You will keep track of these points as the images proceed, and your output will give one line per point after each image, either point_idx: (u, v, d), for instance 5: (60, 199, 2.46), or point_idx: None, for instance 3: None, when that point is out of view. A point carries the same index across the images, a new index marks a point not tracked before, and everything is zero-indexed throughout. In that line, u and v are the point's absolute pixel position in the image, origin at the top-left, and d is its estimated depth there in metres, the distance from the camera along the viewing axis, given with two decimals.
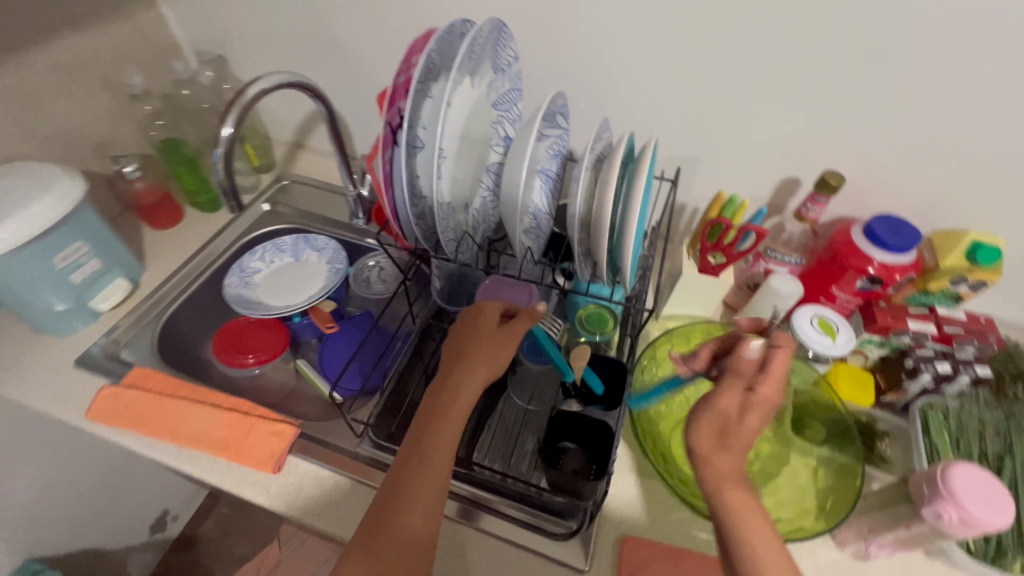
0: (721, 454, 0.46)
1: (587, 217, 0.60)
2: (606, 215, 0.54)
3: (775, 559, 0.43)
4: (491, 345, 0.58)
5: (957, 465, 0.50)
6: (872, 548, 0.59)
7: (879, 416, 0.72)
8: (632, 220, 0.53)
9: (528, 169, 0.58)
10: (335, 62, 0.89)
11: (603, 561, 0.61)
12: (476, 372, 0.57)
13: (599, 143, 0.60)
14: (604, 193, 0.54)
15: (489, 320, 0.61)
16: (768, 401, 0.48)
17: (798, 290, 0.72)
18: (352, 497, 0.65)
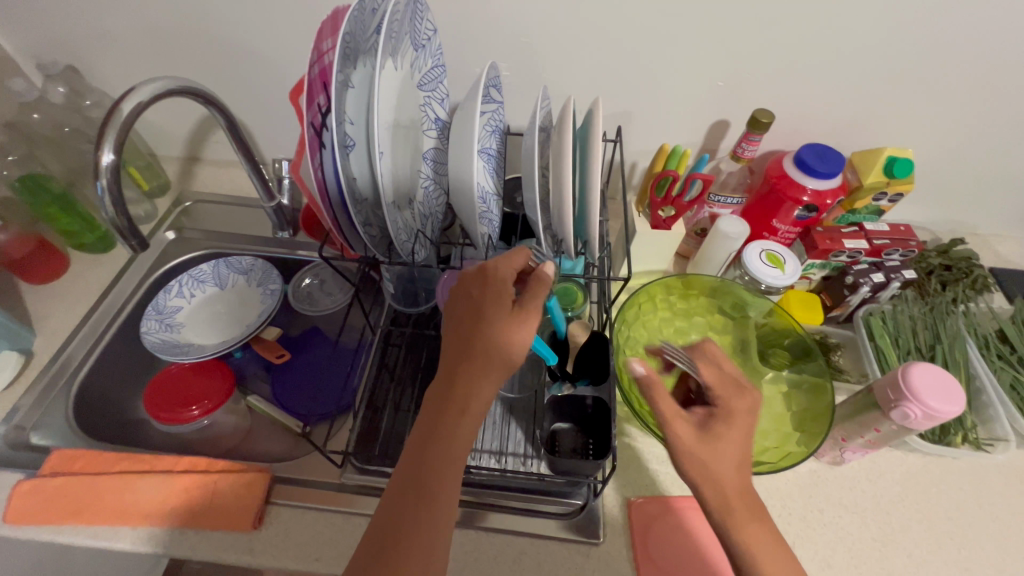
0: (720, 490, 0.45)
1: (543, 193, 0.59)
2: (567, 188, 0.52)
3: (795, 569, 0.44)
4: (502, 347, 0.48)
5: (915, 366, 0.55)
6: (847, 453, 0.65)
7: (830, 331, 0.78)
8: (595, 189, 0.54)
9: (475, 151, 0.54)
10: (221, 58, 0.77)
11: (616, 528, 0.62)
12: (487, 389, 0.48)
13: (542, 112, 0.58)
14: (562, 166, 0.53)
15: (496, 310, 0.49)
16: (737, 410, 0.49)
17: (745, 229, 0.73)
18: (349, 531, 0.61)
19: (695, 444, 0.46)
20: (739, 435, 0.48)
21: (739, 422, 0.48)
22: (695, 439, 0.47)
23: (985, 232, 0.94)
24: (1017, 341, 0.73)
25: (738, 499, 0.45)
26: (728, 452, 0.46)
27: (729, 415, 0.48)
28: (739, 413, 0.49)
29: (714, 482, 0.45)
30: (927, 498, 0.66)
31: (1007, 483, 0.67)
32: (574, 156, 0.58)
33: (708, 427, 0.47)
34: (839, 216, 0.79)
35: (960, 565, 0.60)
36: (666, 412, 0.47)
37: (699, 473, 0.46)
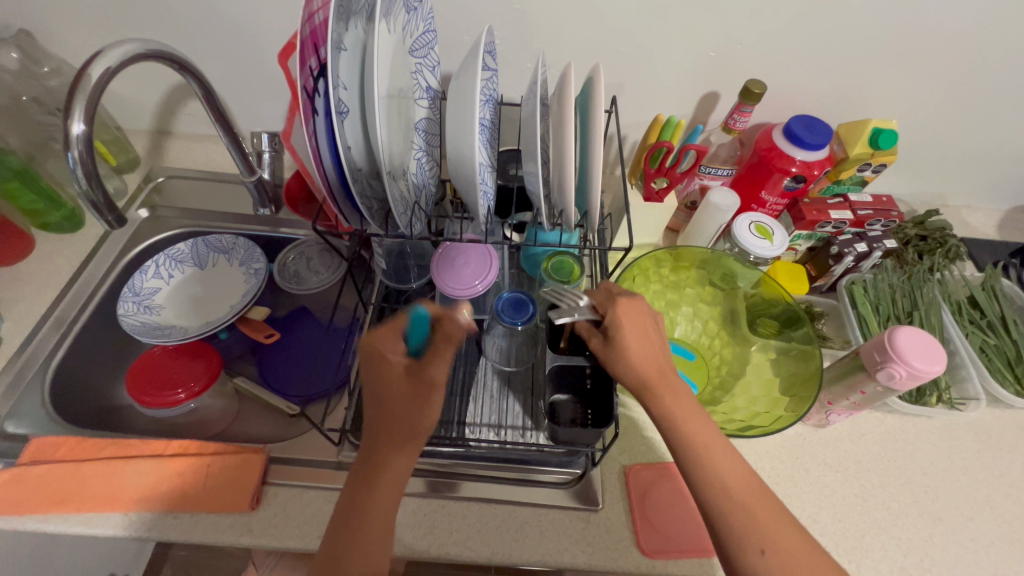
0: (676, 398, 0.52)
1: (544, 163, 0.58)
2: (571, 158, 0.52)
3: (717, 443, 0.51)
4: (406, 401, 0.48)
5: (901, 330, 0.57)
6: (832, 416, 0.68)
7: (815, 300, 0.80)
8: (599, 159, 0.54)
9: (473, 119, 0.53)
10: (191, 22, 0.72)
11: (614, 495, 0.63)
12: (399, 453, 0.48)
13: (542, 81, 0.57)
14: (564, 135, 0.52)
15: (385, 380, 0.49)
16: (631, 317, 0.55)
17: (735, 201, 0.74)
18: None
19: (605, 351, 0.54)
20: (636, 332, 0.54)
21: (631, 319, 0.55)
22: (604, 349, 0.54)
23: (956, 204, 0.98)
24: (987, 306, 0.77)
25: (653, 382, 0.53)
26: (631, 345, 0.53)
27: (625, 315, 0.55)
28: (631, 312, 0.55)
29: (630, 376, 0.53)
30: (905, 454, 0.69)
31: (974, 438, 0.71)
32: (576, 126, 0.58)
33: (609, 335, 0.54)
34: (824, 187, 0.80)
35: (935, 516, 0.64)
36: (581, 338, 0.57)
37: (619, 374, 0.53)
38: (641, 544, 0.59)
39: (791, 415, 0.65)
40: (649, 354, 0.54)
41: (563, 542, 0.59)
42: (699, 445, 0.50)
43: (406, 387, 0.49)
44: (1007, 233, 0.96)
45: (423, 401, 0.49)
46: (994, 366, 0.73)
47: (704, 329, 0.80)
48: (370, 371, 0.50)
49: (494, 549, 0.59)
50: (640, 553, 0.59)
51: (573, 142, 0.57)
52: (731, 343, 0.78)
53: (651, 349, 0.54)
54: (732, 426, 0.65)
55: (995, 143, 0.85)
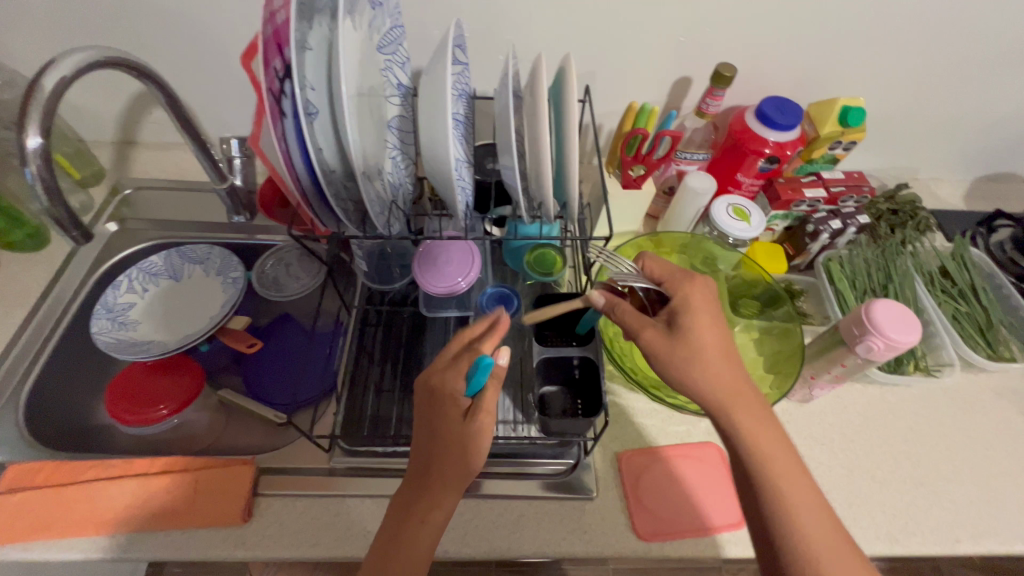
0: (762, 425, 0.50)
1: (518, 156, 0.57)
2: (546, 152, 0.53)
3: (799, 480, 0.49)
4: (464, 440, 0.47)
5: (876, 302, 0.58)
6: (814, 390, 0.69)
7: (794, 278, 0.81)
8: (574, 150, 0.54)
9: (447, 114, 0.53)
10: (151, 28, 0.70)
11: (607, 482, 0.64)
12: (445, 497, 0.48)
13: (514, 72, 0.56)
14: (538, 126, 0.52)
15: (447, 423, 0.48)
16: (701, 313, 0.53)
17: (711, 184, 0.75)
18: (343, 513, 0.60)
19: (666, 347, 0.52)
20: (709, 325, 0.53)
21: (703, 309, 0.54)
22: (669, 339, 0.52)
23: (925, 177, 1.01)
24: (957, 274, 0.80)
25: (734, 402, 0.51)
26: (705, 344, 0.52)
27: (696, 307, 0.53)
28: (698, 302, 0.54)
29: (710, 377, 0.51)
30: (887, 422, 0.71)
31: (951, 403, 0.74)
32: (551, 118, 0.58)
33: (677, 325, 0.53)
34: (798, 167, 0.81)
35: (918, 481, 0.66)
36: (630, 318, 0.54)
37: (691, 373, 0.51)
38: (636, 528, 0.60)
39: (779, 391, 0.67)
40: (724, 357, 0.51)
41: (563, 533, 0.60)
42: (785, 488, 0.48)
43: (462, 430, 0.48)
44: (974, 203, 0.99)
45: (474, 444, 0.48)
46: (967, 333, 0.76)
47: None
48: (430, 401, 0.49)
49: (492, 546, 0.59)
50: (637, 538, 0.60)
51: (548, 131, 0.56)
52: None
53: (727, 348, 0.52)
54: None
55: (959, 116, 0.88)
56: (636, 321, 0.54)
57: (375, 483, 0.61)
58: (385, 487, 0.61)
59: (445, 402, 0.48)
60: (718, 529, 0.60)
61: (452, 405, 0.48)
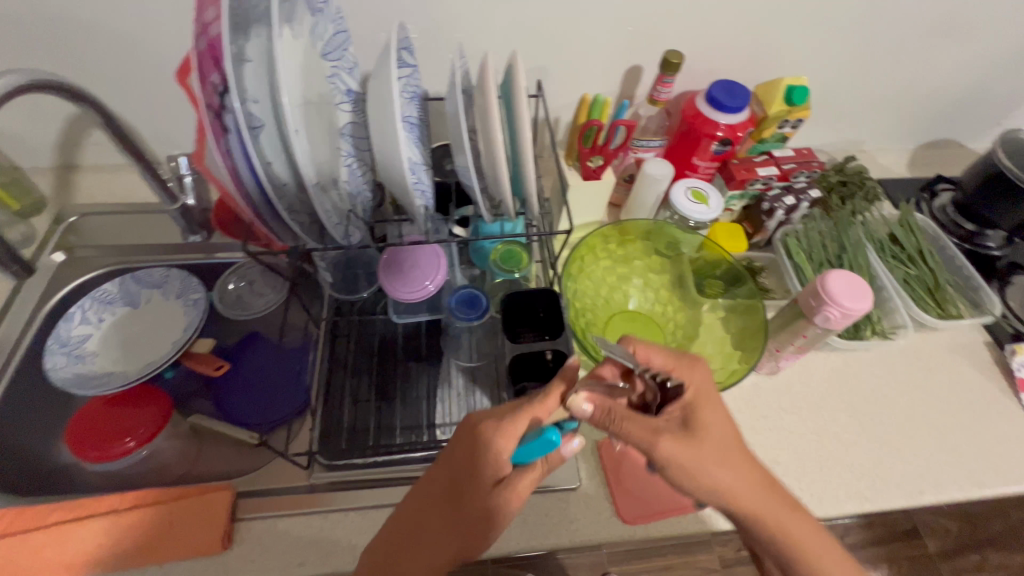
0: (810, 531, 0.48)
1: (474, 156, 0.58)
2: (501, 149, 0.53)
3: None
4: (487, 506, 0.47)
5: (830, 273, 0.60)
6: (782, 361, 0.72)
7: (754, 256, 0.84)
8: (528, 146, 0.54)
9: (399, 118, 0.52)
10: (81, 47, 0.67)
11: (590, 470, 0.65)
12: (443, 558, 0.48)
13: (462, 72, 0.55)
14: (489, 123, 0.52)
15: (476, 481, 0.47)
16: (714, 415, 0.47)
17: (668, 169, 0.77)
18: (329, 528, 0.59)
19: (692, 456, 0.45)
20: (723, 422, 0.47)
21: (713, 408, 0.48)
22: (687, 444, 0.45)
23: (870, 148, 1.05)
24: (906, 240, 0.84)
25: (771, 506, 0.47)
26: (723, 446, 0.46)
27: (708, 407, 0.48)
28: (708, 395, 0.49)
29: (742, 485, 0.46)
30: (850, 386, 0.75)
31: (909, 362, 0.78)
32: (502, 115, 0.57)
33: (692, 427, 0.46)
34: (750, 147, 0.83)
35: (882, 439, 0.70)
36: (642, 434, 0.45)
37: (719, 482, 0.45)
38: (621, 513, 0.61)
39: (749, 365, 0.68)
40: (739, 463, 0.46)
41: (551, 525, 0.61)
42: None
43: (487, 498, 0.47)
44: (917, 170, 1.04)
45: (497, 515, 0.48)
46: (917, 295, 0.81)
47: (657, 298, 0.82)
48: (465, 459, 0.47)
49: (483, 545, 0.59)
50: (622, 522, 0.61)
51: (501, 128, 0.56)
52: (683, 308, 0.80)
53: (738, 450, 0.47)
54: None
55: (895, 88, 0.92)
56: (646, 436, 0.45)
57: (359, 496, 0.60)
58: (371, 498, 0.60)
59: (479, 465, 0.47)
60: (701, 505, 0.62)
61: (488, 473, 0.47)
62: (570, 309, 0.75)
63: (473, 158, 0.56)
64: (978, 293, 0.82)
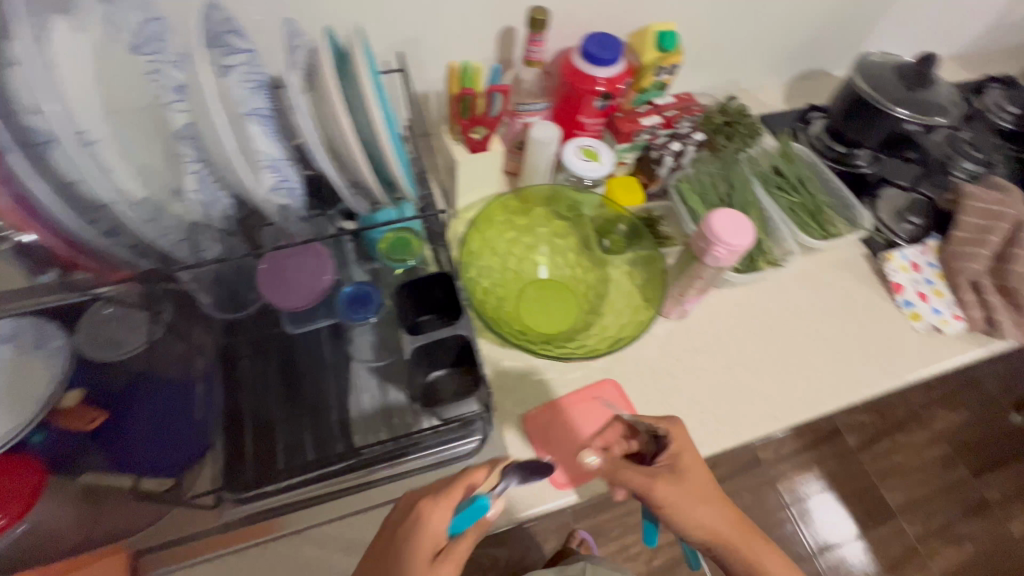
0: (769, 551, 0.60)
1: (328, 141, 0.54)
2: (349, 133, 0.49)
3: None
4: None
5: (714, 213, 0.62)
6: (686, 304, 0.74)
7: (652, 206, 0.85)
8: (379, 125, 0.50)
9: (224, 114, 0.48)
10: None
11: (518, 444, 0.65)
12: None
13: (296, 54, 0.51)
14: (331, 103, 0.48)
15: (413, 560, 0.48)
16: (694, 463, 0.58)
17: (554, 132, 0.75)
18: (267, 556, 0.58)
19: (679, 496, 0.56)
20: (701, 470, 0.58)
21: (694, 458, 0.58)
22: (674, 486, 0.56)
23: (749, 86, 1.09)
24: (786, 170, 0.89)
25: (740, 534, 0.59)
26: (702, 491, 0.57)
27: (691, 459, 0.58)
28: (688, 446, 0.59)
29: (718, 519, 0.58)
30: (751, 315, 0.79)
31: (801, 286, 0.83)
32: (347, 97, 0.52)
33: (679, 470, 0.57)
34: (634, 99, 0.84)
35: (784, 360, 0.75)
36: (641, 482, 0.56)
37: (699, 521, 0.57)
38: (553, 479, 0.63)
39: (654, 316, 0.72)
40: (710, 504, 0.57)
41: None
42: None
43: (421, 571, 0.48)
44: (793, 102, 1.09)
45: None
46: (802, 220, 0.86)
47: (565, 262, 0.81)
48: (404, 531, 0.50)
49: None
50: (554, 488, 0.63)
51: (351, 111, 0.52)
52: (590, 269, 0.80)
53: (708, 492, 0.58)
54: (603, 347, 0.69)
55: (760, 25, 0.95)
56: (645, 481, 0.56)
57: (296, 517, 0.59)
58: (290, 523, 0.59)
59: (417, 538, 0.49)
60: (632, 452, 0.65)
61: (424, 543, 0.49)
62: (473, 290, 0.72)
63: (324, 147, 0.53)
64: (852, 211, 0.88)
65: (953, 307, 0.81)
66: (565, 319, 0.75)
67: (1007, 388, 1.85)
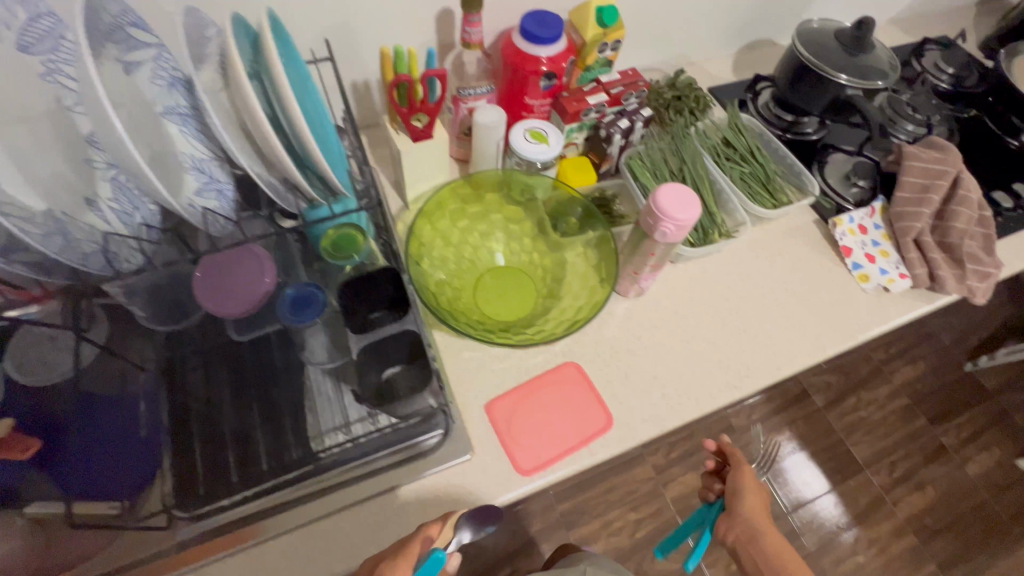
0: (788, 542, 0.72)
1: (247, 138, 0.52)
2: (265, 123, 0.46)
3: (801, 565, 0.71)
4: None
5: (660, 189, 0.61)
6: (642, 282, 0.74)
7: (606, 185, 0.84)
8: (298, 114, 0.46)
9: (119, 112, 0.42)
10: None
11: (480, 434, 0.65)
12: None
13: (198, 46, 0.48)
14: (244, 95, 0.45)
15: None
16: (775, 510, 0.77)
17: (499, 115, 0.73)
18: (240, 566, 0.56)
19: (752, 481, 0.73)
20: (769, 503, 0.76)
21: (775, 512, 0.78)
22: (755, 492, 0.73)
23: (697, 59, 1.09)
24: (736, 141, 0.90)
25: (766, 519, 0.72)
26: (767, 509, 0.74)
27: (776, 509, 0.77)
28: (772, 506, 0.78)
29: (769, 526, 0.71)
30: (708, 287, 0.80)
31: (755, 255, 0.84)
32: (263, 89, 0.49)
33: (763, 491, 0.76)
34: (579, 77, 0.81)
35: (741, 330, 0.76)
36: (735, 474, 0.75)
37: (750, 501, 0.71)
38: (518, 467, 0.63)
39: (607, 286, 0.72)
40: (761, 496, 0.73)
41: (453, 496, 0.61)
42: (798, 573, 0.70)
43: None
44: (742, 73, 1.10)
45: None
46: (753, 190, 0.86)
47: (521, 248, 0.80)
48: None
49: (384, 544, 0.58)
50: (520, 475, 0.62)
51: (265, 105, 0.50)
52: (548, 252, 0.79)
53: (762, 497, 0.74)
54: (559, 331, 0.68)
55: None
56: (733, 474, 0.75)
57: (280, 519, 0.58)
58: (270, 528, 0.57)
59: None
60: (607, 427, 0.66)
61: None
62: (427, 283, 0.71)
63: (241, 146, 0.51)
64: (801, 177, 0.89)
65: (899, 266, 0.84)
66: (524, 304, 0.74)
67: (961, 340, 1.94)
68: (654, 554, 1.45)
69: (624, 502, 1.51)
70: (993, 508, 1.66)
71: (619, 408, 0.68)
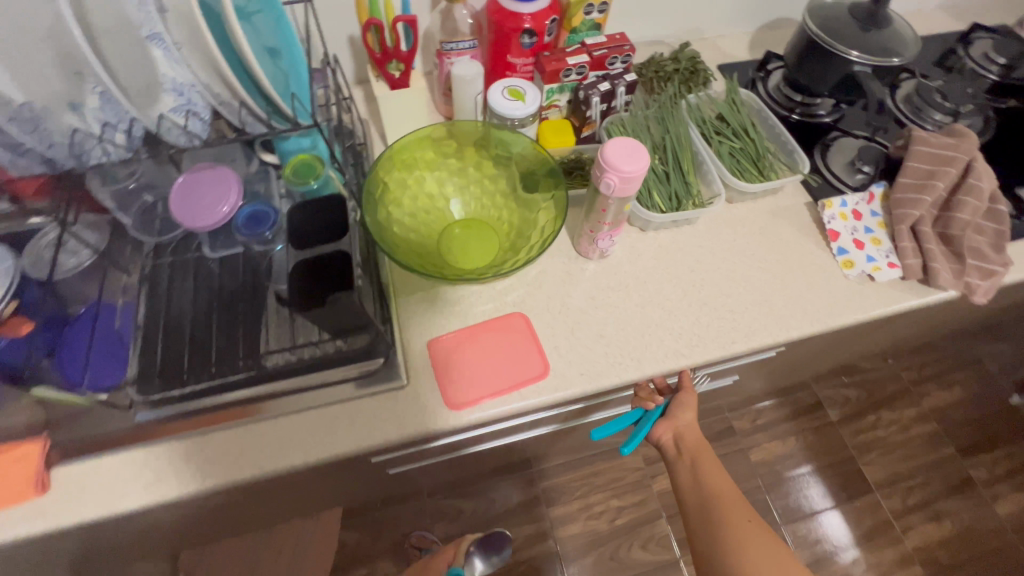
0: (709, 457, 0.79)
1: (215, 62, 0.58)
2: (215, 52, 0.53)
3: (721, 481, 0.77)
4: None
5: (608, 142, 0.62)
6: (601, 243, 0.73)
7: (584, 149, 0.84)
8: (242, 39, 0.50)
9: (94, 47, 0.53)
10: None
11: (418, 368, 0.68)
12: None
13: None
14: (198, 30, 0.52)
15: None
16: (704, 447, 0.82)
17: (478, 69, 0.76)
18: (187, 454, 0.62)
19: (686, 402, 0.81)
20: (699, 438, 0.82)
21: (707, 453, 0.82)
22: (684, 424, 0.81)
23: (709, 34, 1.06)
24: (732, 117, 0.86)
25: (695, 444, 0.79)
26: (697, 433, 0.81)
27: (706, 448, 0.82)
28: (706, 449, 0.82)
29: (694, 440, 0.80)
30: (675, 257, 0.79)
31: (731, 231, 0.82)
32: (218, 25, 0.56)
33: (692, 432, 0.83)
34: (566, 40, 0.84)
35: (702, 301, 0.75)
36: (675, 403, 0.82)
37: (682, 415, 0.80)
38: (448, 401, 0.66)
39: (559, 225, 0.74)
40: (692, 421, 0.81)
41: (385, 418, 0.65)
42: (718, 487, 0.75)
43: None
44: (756, 52, 1.06)
45: None
46: (740, 166, 0.83)
47: (490, 203, 0.82)
48: None
49: (315, 450, 0.63)
50: (449, 409, 0.65)
51: (221, 37, 0.56)
52: (518, 210, 0.80)
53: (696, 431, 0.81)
54: (501, 272, 0.70)
55: None
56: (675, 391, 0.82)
57: (282, 405, 0.64)
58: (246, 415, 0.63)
59: None
60: (543, 374, 0.68)
61: None
62: (391, 223, 0.75)
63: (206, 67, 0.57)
64: (793, 155, 0.86)
65: (890, 255, 0.79)
66: (485, 253, 0.75)
67: (1008, 370, 1.77)
68: (632, 544, 1.42)
69: (608, 489, 1.49)
70: (1021, 552, 1.51)
71: (559, 360, 0.69)
